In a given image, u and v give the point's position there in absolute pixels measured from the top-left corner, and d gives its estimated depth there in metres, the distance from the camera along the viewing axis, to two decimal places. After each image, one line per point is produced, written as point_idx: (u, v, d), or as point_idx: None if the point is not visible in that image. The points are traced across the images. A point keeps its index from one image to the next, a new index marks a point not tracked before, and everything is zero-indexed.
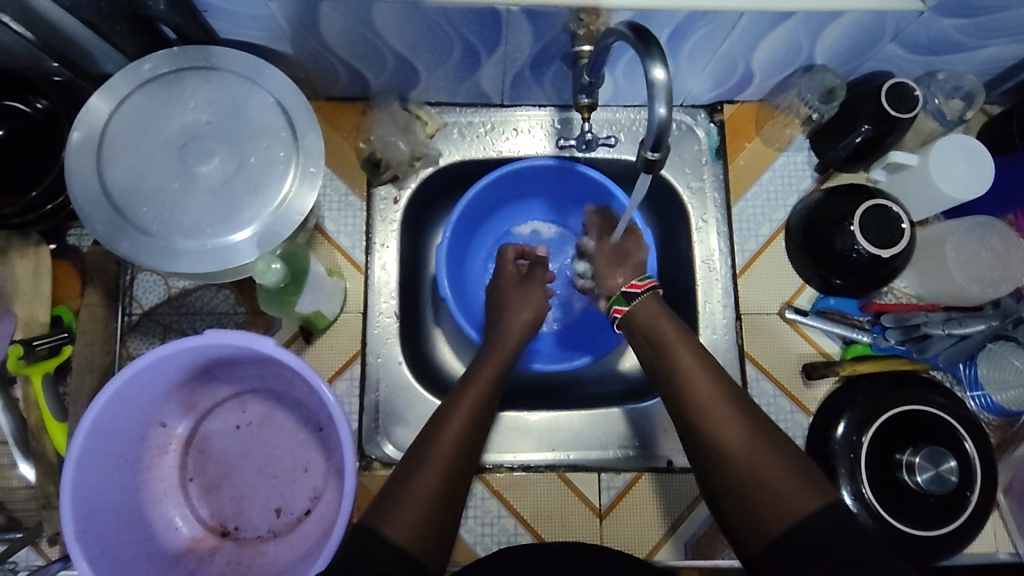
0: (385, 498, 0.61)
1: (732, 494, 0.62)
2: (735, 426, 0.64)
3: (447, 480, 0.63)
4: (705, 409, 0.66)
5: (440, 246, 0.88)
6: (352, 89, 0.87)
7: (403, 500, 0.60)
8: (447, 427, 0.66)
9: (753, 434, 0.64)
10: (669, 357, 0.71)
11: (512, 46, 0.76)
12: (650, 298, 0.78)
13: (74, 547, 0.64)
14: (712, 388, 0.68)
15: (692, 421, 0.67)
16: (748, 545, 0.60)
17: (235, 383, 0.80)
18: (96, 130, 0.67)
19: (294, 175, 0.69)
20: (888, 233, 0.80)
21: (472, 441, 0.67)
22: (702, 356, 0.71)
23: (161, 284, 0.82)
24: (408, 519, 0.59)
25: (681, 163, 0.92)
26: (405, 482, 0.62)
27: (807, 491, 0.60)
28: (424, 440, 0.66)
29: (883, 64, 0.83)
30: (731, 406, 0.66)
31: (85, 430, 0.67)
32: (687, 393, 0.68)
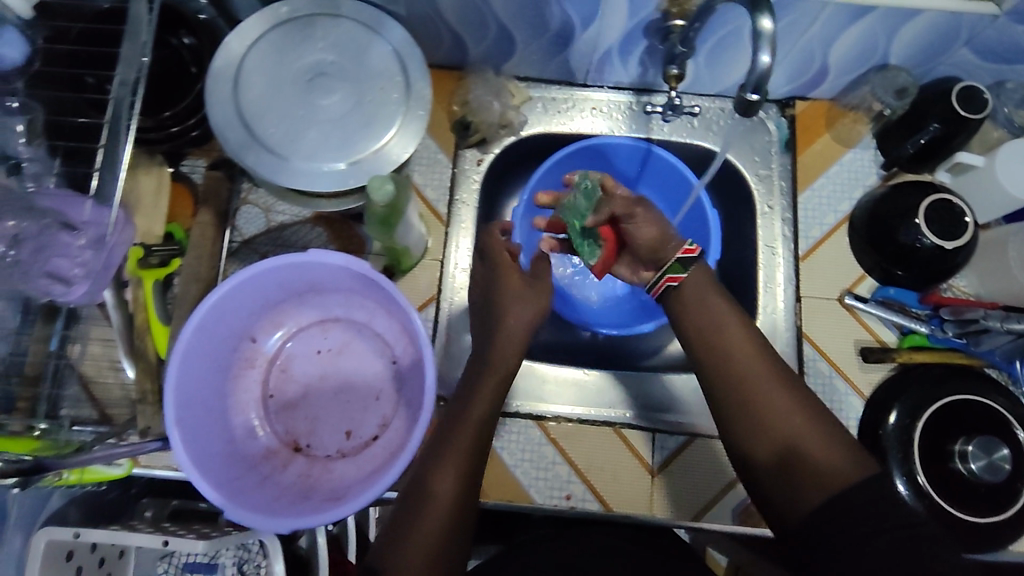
0: (394, 531, 0.61)
1: (776, 471, 0.62)
2: (779, 405, 0.64)
3: (453, 505, 0.62)
4: (749, 390, 0.65)
5: (517, 210, 0.95)
6: (451, 57, 0.95)
7: (411, 534, 0.60)
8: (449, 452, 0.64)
9: (798, 415, 0.63)
10: (712, 338, 0.69)
11: (606, 22, 0.82)
12: (699, 271, 0.73)
13: (173, 430, 0.70)
14: (758, 367, 0.66)
15: (734, 398, 0.66)
16: (785, 517, 0.60)
17: (321, 311, 0.86)
18: (234, 60, 0.75)
19: (403, 118, 0.75)
20: (952, 226, 0.83)
21: (475, 462, 0.65)
22: (749, 334, 0.69)
23: (262, 216, 0.90)
24: (415, 554, 0.59)
25: (751, 151, 0.96)
26: (413, 516, 0.61)
27: (847, 462, 0.59)
28: (428, 465, 0.64)
29: (954, 69, 0.88)
30: (776, 386, 0.65)
31: (191, 328, 0.73)
32: (729, 372, 0.67)
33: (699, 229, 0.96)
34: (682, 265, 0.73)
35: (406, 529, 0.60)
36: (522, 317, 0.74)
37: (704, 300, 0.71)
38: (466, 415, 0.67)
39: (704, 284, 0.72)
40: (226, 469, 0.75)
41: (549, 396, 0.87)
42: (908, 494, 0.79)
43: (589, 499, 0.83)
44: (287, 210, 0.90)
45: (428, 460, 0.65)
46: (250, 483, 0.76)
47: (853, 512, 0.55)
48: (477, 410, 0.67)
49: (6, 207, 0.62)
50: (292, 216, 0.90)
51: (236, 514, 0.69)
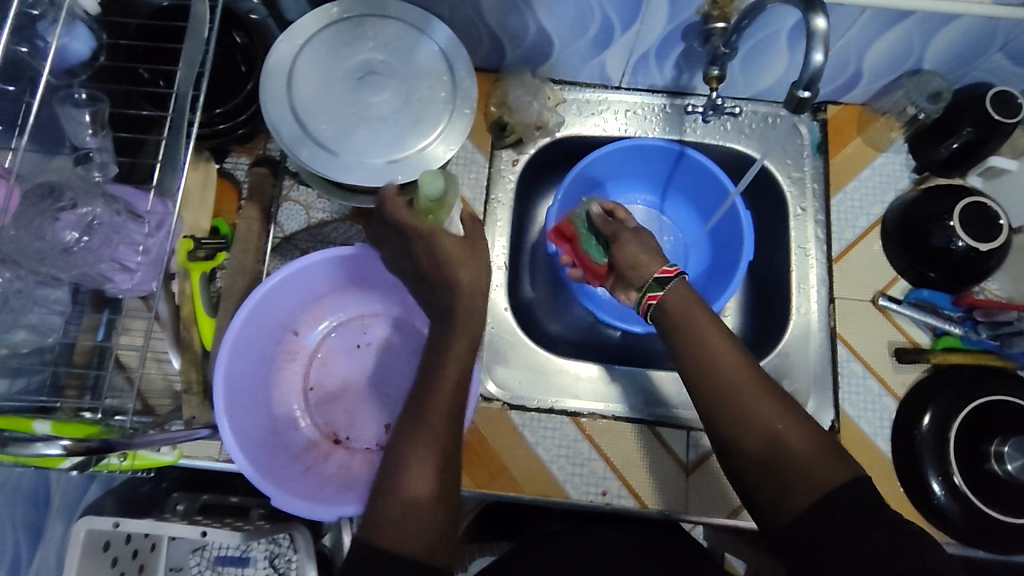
0: (372, 516, 0.58)
1: (762, 470, 0.62)
2: (765, 407, 0.63)
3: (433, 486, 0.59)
4: (737, 392, 0.64)
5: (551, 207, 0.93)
6: (489, 60, 0.97)
7: (388, 517, 0.57)
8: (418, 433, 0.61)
9: (784, 415, 0.63)
10: (690, 337, 0.69)
11: (646, 25, 0.84)
12: (679, 285, 0.73)
13: (223, 416, 0.71)
14: (740, 367, 0.65)
15: (718, 397, 0.65)
16: (772, 516, 0.61)
17: (361, 305, 0.87)
18: (286, 57, 0.77)
19: (450, 117, 0.77)
20: (986, 230, 0.84)
21: (450, 441, 0.62)
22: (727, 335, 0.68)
23: (303, 214, 0.91)
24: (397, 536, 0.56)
25: (784, 154, 0.97)
26: (390, 499, 0.58)
27: (831, 462, 0.60)
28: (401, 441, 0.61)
29: (988, 74, 0.89)
30: (759, 387, 0.64)
31: (242, 317, 0.75)
32: (711, 370, 0.66)
33: (732, 231, 0.97)
34: (660, 284, 0.74)
35: (391, 507, 0.58)
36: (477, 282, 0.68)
37: (692, 311, 0.71)
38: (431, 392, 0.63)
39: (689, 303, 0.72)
40: (271, 458, 0.76)
41: (583, 393, 0.90)
42: (942, 493, 0.80)
43: (624, 495, 0.84)
44: (327, 208, 0.91)
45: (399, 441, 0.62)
46: (294, 472, 0.76)
47: (854, 514, 0.56)
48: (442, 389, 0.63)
49: (81, 194, 0.62)
50: (332, 214, 0.92)
51: (281, 501, 0.70)
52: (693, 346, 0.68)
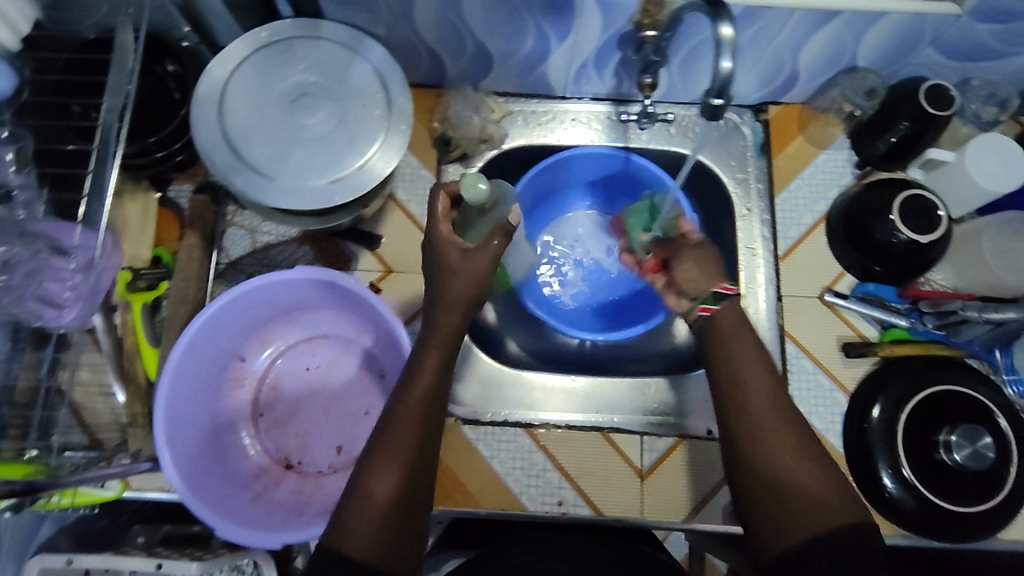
0: (337, 521, 0.56)
1: (769, 499, 0.57)
2: (790, 441, 0.59)
3: (400, 494, 0.56)
4: (762, 421, 0.60)
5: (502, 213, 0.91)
6: (431, 75, 0.96)
7: (352, 523, 0.55)
8: (392, 437, 0.58)
9: (805, 451, 0.59)
10: (724, 359, 0.64)
11: (581, 35, 0.84)
12: (732, 307, 0.67)
13: (164, 450, 0.70)
14: (768, 395, 0.61)
15: (745, 424, 0.60)
16: (767, 546, 0.57)
17: (309, 328, 0.87)
18: (217, 84, 0.76)
19: (385, 134, 0.77)
20: (926, 220, 0.84)
21: (424, 449, 0.59)
22: (765, 363, 0.64)
23: (247, 238, 0.91)
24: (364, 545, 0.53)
25: (728, 156, 0.98)
26: (358, 504, 0.56)
27: (842, 504, 0.56)
28: (373, 442, 0.59)
29: (922, 69, 0.90)
30: (787, 420, 0.60)
31: (182, 347, 0.74)
32: (739, 395, 0.62)
33: None
34: (715, 298, 0.68)
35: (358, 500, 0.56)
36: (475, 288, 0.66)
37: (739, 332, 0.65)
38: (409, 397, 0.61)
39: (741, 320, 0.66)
40: (220, 487, 0.76)
41: (551, 404, 0.88)
42: (893, 486, 0.81)
43: (581, 503, 0.84)
44: (273, 231, 0.91)
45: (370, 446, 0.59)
46: (242, 501, 0.76)
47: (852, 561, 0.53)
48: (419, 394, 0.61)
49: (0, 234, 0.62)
50: (278, 236, 0.91)
51: (226, 531, 0.70)
52: (726, 368, 0.64)
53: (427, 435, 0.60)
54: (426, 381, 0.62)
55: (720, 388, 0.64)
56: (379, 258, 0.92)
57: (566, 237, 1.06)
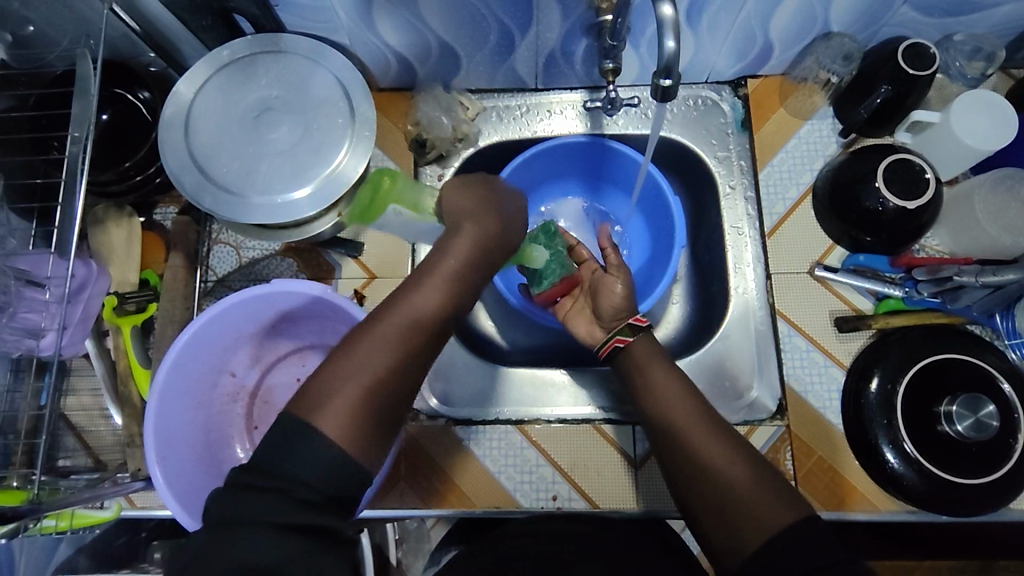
0: (313, 390, 0.52)
1: (710, 508, 0.59)
2: (714, 449, 0.61)
3: (383, 380, 0.54)
4: (681, 437, 0.64)
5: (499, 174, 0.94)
6: (401, 78, 0.96)
7: (331, 399, 0.51)
8: (380, 331, 0.55)
9: (738, 459, 0.60)
10: (648, 395, 0.69)
11: (543, 26, 0.83)
12: (644, 338, 0.74)
13: (157, 470, 0.72)
14: (686, 410, 0.65)
15: (672, 446, 0.64)
16: (726, 559, 0.56)
17: (297, 340, 0.88)
18: (182, 107, 0.78)
19: (350, 142, 0.77)
20: (913, 185, 0.82)
21: (414, 349, 0.56)
22: (685, 387, 0.68)
23: (233, 254, 0.92)
24: (344, 422, 0.50)
25: (707, 135, 0.96)
26: (337, 380, 0.52)
27: (780, 502, 0.56)
28: (363, 334, 0.55)
29: (900, 28, 0.87)
30: (709, 431, 0.63)
31: (168, 368, 0.76)
32: (662, 422, 0.66)
33: (665, 219, 0.96)
34: (631, 329, 0.74)
35: (338, 383, 0.52)
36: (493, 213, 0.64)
37: (654, 367, 0.70)
38: (403, 302, 0.57)
39: (653, 351, 0.72)
40: None
41: (546, 400, 0.88)
42: (896, 462, 0.78)
43: (576, 498, 0.83)
44: (256, 245, 0.92)
45: (357, 334, 0.56)
46: None
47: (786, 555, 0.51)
48: (418, 306, 0.57)
49: None
50: (262, 250, 0.92)
51: None
52: (648, 396, 0.69)
53: (417, 343, 0.56)
54: (432, 294, 0.58)
55: (650, 417, 0.68)
56: (363, 264, 0.93)
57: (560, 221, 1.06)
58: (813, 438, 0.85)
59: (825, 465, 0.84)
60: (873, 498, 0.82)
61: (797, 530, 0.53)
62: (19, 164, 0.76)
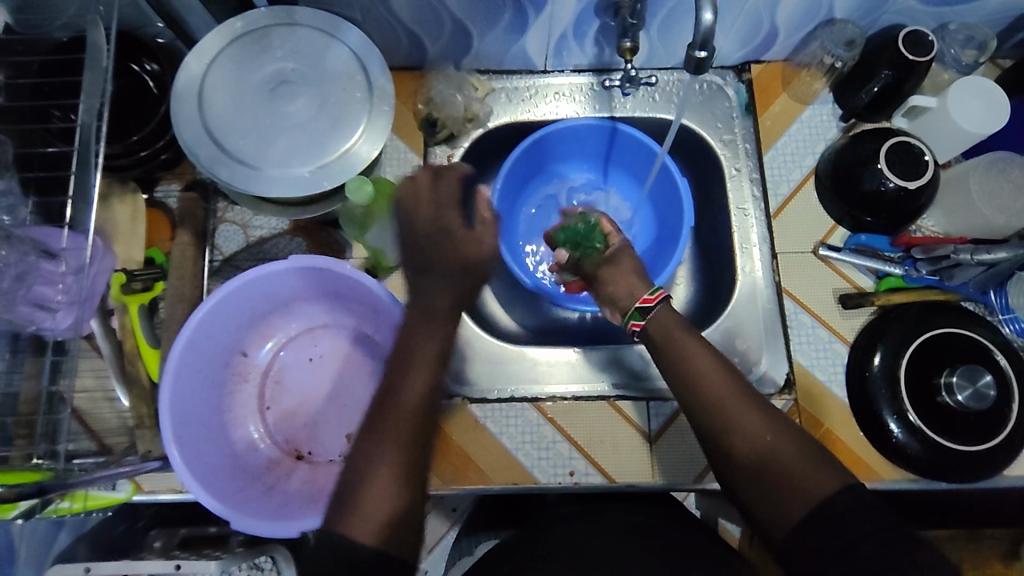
0: (341, 505, 0.55)
1: (753, 481, 0.61)
2: (752, 422, 0.63)
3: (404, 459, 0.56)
4: (719, 411, 0.64)
5: (510, 155, 0.95)
6: (411, 57, 0.96)
7: (360, 508, 0.54)
8: (387, 432, 0.57)
9: (771, 430, 0.62)
10: (680, 366, 0.69)
11: (558, 5, 0.84)
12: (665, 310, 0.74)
13: (172, 447, 0.71)
14: (722, 385, 0.66)
15: (710, 420, 0.65)
16: (768, 529, 0.60)
17: (310, 319, 0.87)
18: (197, 77, 0.76)
19: (370, 116, 0.77)
20: (912, 167, 0.85)
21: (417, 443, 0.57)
22: (715, 357, 0.68)
23: (240, 233, 0.89)
24: (375, 520, 0.53)
25: (713, 118, 0.99)
26: (356, 490, 0.55)
27: (822, 470, 0.59)
28: (370, 435, 0.57)
29: (899, 16, 0.90)
30: (743, 403, 0.64)
31: (182, 344, 0.74)
32: (694, 390, 0.67)
33: (671, 198, 0.98)
34: (642, 312, 0.75)
35: (358, 487, 0.55)
36: (469, 261, 0.63)
37: (682, 340, 0.70)
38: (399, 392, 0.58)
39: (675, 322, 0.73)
40: (231, 480, 0.76)
41: (558, 379, 0.89)
42: (899, 432, 0.82)
43: (593, 473, 0.84)
44: (265, 224, 0.89)
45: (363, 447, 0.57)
46: (255, 494, 0.77)
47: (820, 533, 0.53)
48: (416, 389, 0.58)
49: None
50: (271, 229, 0.89)
51: (240, 522, 0.70)
52: (680, 369, 0.69)
53: (421, 432, 0.57)
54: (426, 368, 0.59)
55: (684, 392, 0.68)
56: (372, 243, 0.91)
57: (567, 202, 1.06)
58: (821, 412, 0.88)
59: (832, 438, 0.86)
60: (878, 468, 0.85)
61: (844, 496, 0.57)
62: (19, 133, 0.74)
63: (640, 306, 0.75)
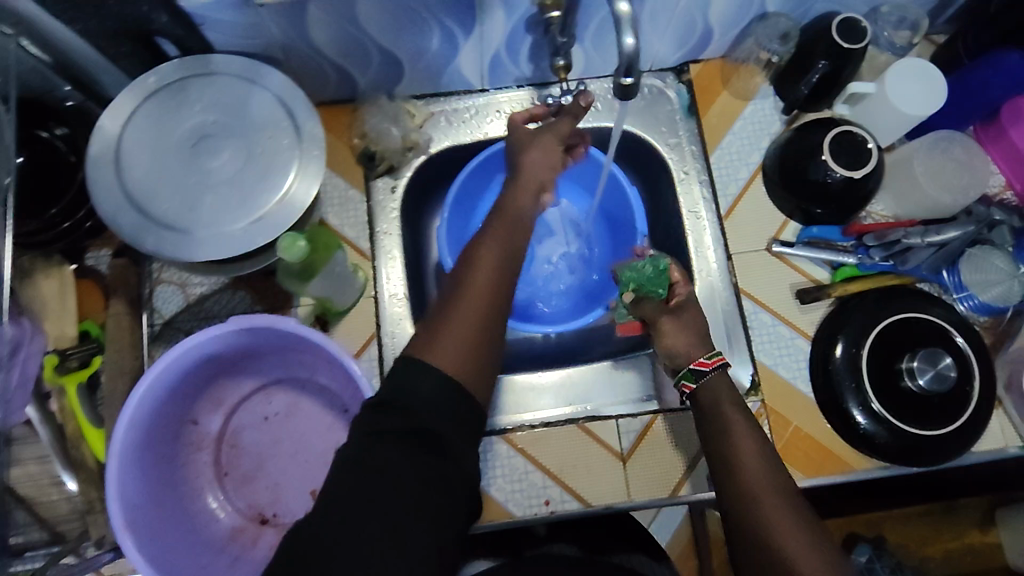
0: (425, 334, 0.63)
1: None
2: (782, 519, 0.61)
3: (481, 309, 0.65)
4: (751, 498, 0.63)
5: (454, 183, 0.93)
6: (341, 90, 0.92)
7: (440, 337, 0.62)
8: (472, 279, 0.67)
9: (798, 529, 0.60)
10: (719, 443, 0.69)
11: (486, 25, 0.81)
12: (715, 377, 0.75)
13: (125, 536, 0.67)
14: (760, 472, 0.65)
15: (740, 505, 0.64)
16: None
17: (261, 377, 0.84)
18: (110, 141, 0.71)
19: (300, 162, 0.73)
20: (857, 155, 0.85)
21: (496, 305, 0.67)
22: (761, 442, 0.68)
23: (178, 293, 0.85)
24: (452, 351, 0.61)
25: (657, 123, 0.97)
26: (439, 324, 0.64)
27: None
28: (454, 286, 0.67)
29: (831, 4, 0.89)
30: (777, 496, 0.63)
31: (125, 425, 0.70)
32: (731, 474, 0.66)
33: (622, 208, 0.96)
34: (694, 375, 0.75)
35: (440, 324, 0.64)
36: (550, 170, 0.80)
37: (728, 415, 0.70)
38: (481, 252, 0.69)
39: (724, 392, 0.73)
40: (192, 560, 0.73)
41: (540, 404, 0.88)
42: (866, 422, 0.82)
43: (569, 499, 0.83)
44: (204, 280, 0.85)
45: (451, 288, 0.67)
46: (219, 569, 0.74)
47: None
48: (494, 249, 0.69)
49: None
50: (210, 284, 0.86)
51: None
52: (720, 448, 0.68)
53: (498, 289, 0.67)
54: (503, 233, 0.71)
55: (720, 472, 0.67)
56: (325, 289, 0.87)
57: None
58: (788, 409, 0.87)
59: (801, 434, 0.87)
60: (849, 460, 0.86)
61: None
62: None
63: (694, 367, 0.76)
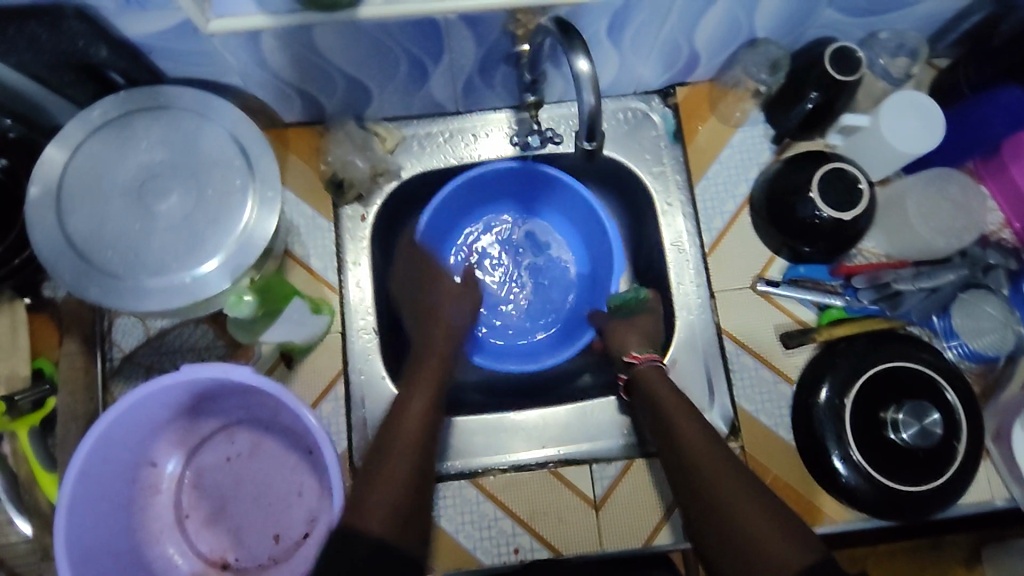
0: (353, 509, 0.62)
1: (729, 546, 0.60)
2: (727, 484, 0.64)
3: (406, 474, 0.66)
4: (697, 473, 0.66)
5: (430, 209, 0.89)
6: (308, 113, 0.88)
7: (369, 507, 0.62)
8: (395, 451, 0.68)
9: (744, 489, 0.63)
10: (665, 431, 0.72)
11: (455, 53, 0.76)
12: (652, 367, 0.79)
13: None
14: (703, 448, 0.68)
15: (691, 481, 0.66)
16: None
17: (223, 416, 0.81)
18: (52, 182, 0.68)
19: (254, 198, 0.69)
20: (846, 194, 0.80)
21: (421, 464, 0.68)
22: (702, 426, 0.71)
23: (139, 325, 0.81)
24: (382, 515, 0.62)
25: (640, 150, 0.92)
26: (364, 499, 0.63)
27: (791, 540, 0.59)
28: (373, 467, 0.67)
29: (826, 30, 0.84)
30: (723, 463, 0.66)
31: (74, 477, 0.68)
32: (679, 460, 0.69)
33: (602, 240, 0.93)
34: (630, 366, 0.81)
35: (367, 494, 0.64)
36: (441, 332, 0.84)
37: (670, 404, 0.74)
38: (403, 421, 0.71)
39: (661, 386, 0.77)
40: None
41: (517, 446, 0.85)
42: (847, 473, 0.78)
43: (538, 548, 0.81)
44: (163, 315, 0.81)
45: (373, 467, 0.67)
46: None
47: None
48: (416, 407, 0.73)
49: None
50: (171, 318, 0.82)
51: None
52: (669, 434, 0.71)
53: (425, 436, 0.70)
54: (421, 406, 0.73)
55: (670, 460, 0.70)
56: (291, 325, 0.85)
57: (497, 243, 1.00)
58: (768, 456, 0.84)
59: (780, 483, 0.84)
60: (829, 509, 0.83)
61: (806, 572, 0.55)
62: None
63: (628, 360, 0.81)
